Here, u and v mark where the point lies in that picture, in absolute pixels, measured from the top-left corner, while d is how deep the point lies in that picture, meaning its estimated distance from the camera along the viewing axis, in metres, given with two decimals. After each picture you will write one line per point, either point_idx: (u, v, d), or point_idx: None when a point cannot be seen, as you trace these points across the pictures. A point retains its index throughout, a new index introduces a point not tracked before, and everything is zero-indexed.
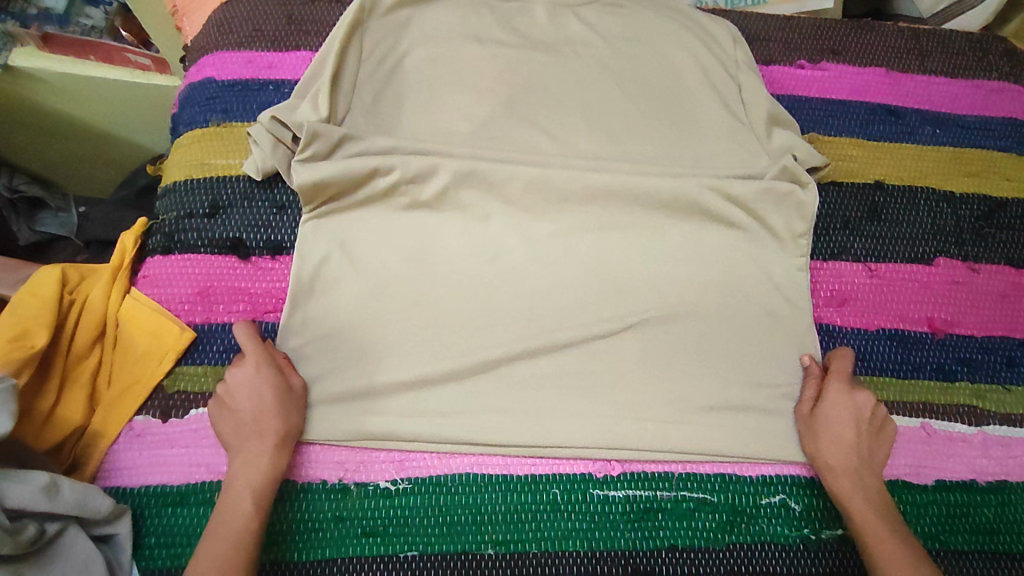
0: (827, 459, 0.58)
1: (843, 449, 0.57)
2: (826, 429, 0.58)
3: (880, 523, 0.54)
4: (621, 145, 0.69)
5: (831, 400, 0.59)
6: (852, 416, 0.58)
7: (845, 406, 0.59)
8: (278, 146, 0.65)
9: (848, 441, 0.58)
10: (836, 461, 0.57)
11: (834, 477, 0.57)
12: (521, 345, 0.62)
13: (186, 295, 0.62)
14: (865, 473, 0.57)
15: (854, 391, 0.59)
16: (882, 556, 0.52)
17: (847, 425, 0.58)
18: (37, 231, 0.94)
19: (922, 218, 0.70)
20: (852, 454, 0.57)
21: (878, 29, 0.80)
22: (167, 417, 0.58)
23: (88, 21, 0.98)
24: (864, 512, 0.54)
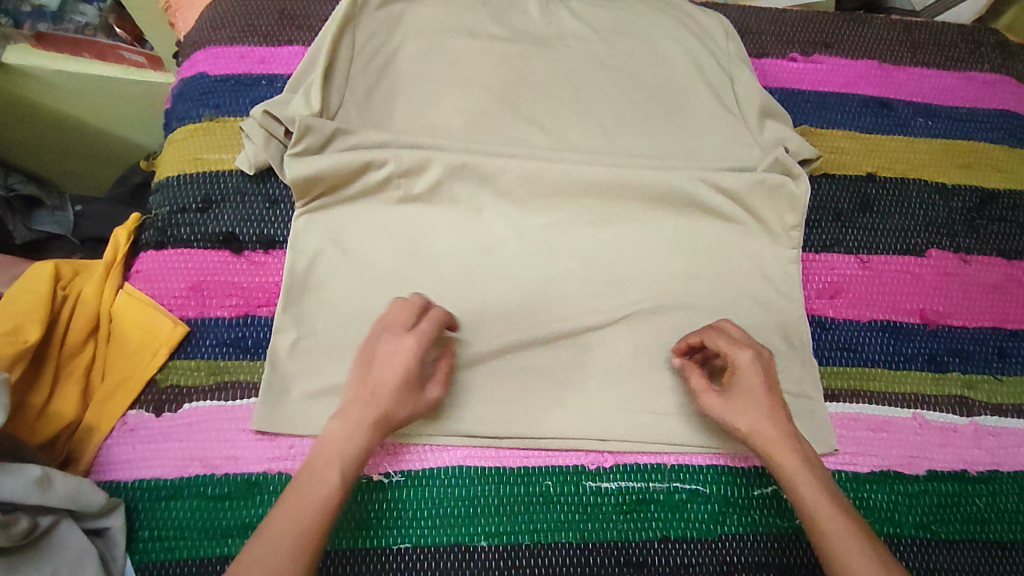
0: (757, 435, 0.52)
1: (768, 420, 0.52)
2: (742, 406, 0.53)
3: (825, 498, 0.48)
4: (614, 139, 0.70)
5: (740, 371, 0.54)
6: (764, 382, 0.53)
7: (754, 375, 0.54)
8: (271, 140, 0.65)
9: (774, 413, 0.52)
10: (767, 435, 0.52)
11: (770, 454, 0.51)
12: (514, 338, 0.62)
13: (179, 289, 0.62)
14: (800, 444, 0.51)
15: (760, 357, 0.55)
16: (833, 538, 0.47)
17: (763, 395, 0.53)
18: (32, 229, 0.92)
19: (914, 209, 0.71)
20: (782, 424, 0.52)
21: (870, 21, 0.80)
22: (161, 411, 0.58)
23: (82, 19, 0.96)
24: (809, 490, 0.49)
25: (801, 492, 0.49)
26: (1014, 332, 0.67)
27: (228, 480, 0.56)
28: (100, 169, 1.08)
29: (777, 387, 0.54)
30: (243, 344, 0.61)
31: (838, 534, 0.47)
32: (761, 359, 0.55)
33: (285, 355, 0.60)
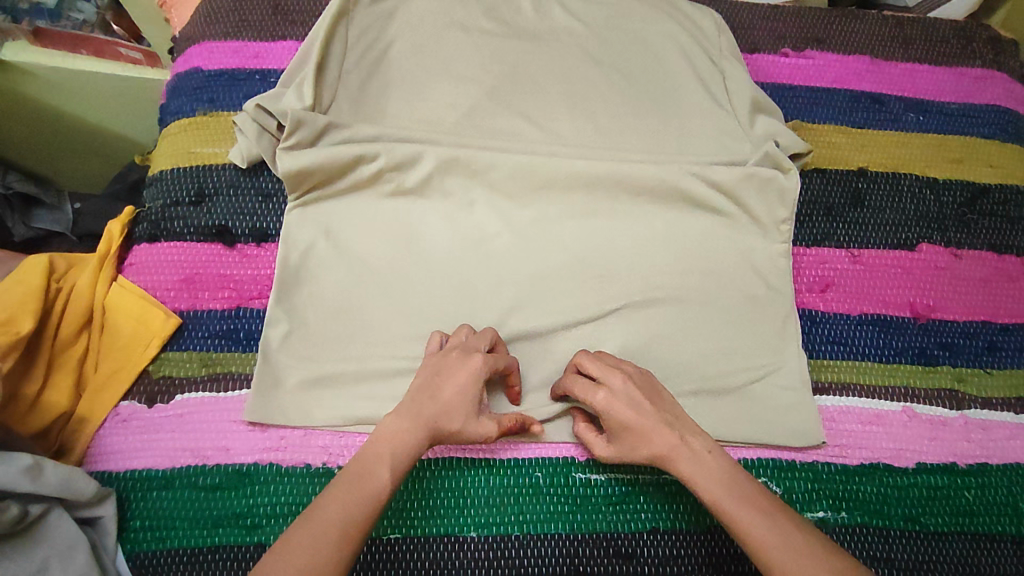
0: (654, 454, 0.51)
1: (652, 437, 0.51)
2: (633, 444, 0.52)
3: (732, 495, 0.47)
4: (606, 133, 0.70)
5: (610, 411, 0.53)
6: (633, 408, 0.52)
7: (620, 411, 0.52)
8: (264, 134, 0.66)
9: (654, 437, 0.51)
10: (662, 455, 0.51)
11: (673, 463, 0.50)
12: (506, 331, 0.62)
13: (172, 282, 0.63)
14: (693, 449, 0.50)
15: (617, 391, 0.53)
16: (757, 539, 0.45)
17: (635, 417, 0.52)
18: (30, 226, 0.93)
19: (905, 204, 0.71)
20: (670, 439, 0.51)
21: (862, 17, 0.80)
22: (153, 402, 0.59)
23: (80, 16, 0.97)
24: (718, 492, 0.48)
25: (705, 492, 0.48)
26: (1005, 326, 0.68)
27: (220, 471, 0.56)
28: (98, 165, 1.08)
29: (651, 406, 0.53)
30: (236, 336, 0.62)
31: (753, 529, 0.45)
32: (618, 390, 0.53)
33: (276, 347, 0.60)
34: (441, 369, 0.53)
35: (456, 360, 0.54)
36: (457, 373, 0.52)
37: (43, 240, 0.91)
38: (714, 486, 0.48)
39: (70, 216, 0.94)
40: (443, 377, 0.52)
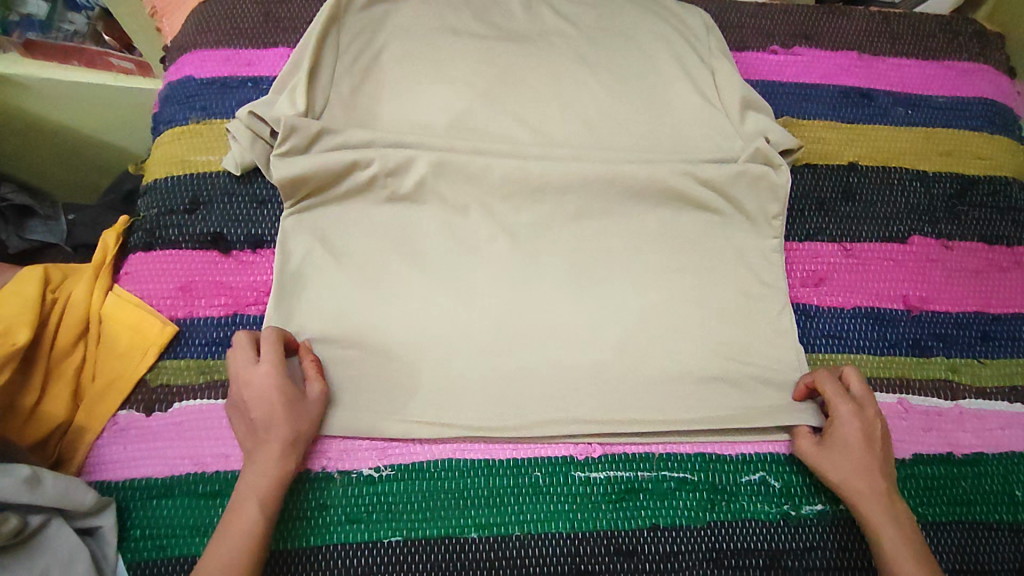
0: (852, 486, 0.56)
1: (866, 473, 0.56)
2: (842, 460, 0.57)
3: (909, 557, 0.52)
4: (598, 133, 0.70)
5: (847, 430, 0.57)
6: (862, 440, 0.57)
7: (851, 433, 0.57)
8: (257, 140, 0.66)
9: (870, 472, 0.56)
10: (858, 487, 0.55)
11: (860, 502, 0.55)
12: (503, 333, 0.63)
13: (168, 290, 0.63)
14: (888, 504, 0.55)
15: (862, 412, 0.58)
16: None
17: (864, 450, 0.56)
18: (25, 238, 0.93)
19: (896, 197, 0.71)
20: (875, 481, 0.55)
21: (849, 13, 0.81)
22: (152, 410, 0.59)
23: (70, 27, 0.98)
24: (898, 547, 0.53)
25: (884, 546, 0.53)
26: (997, 316, 0.68)
27: (219, 478, 0.56)
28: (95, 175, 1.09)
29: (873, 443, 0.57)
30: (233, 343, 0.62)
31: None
32: (864, 419, 0.57)
33: None
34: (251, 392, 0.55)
35: (244, 375, 0.55)
36: (262, 384, 0.54)
37: (38, 251, 0.91)
38: (899, 546, 0.53)
39: (64, 227, 0.94)
40: (250, 397, 0.54)
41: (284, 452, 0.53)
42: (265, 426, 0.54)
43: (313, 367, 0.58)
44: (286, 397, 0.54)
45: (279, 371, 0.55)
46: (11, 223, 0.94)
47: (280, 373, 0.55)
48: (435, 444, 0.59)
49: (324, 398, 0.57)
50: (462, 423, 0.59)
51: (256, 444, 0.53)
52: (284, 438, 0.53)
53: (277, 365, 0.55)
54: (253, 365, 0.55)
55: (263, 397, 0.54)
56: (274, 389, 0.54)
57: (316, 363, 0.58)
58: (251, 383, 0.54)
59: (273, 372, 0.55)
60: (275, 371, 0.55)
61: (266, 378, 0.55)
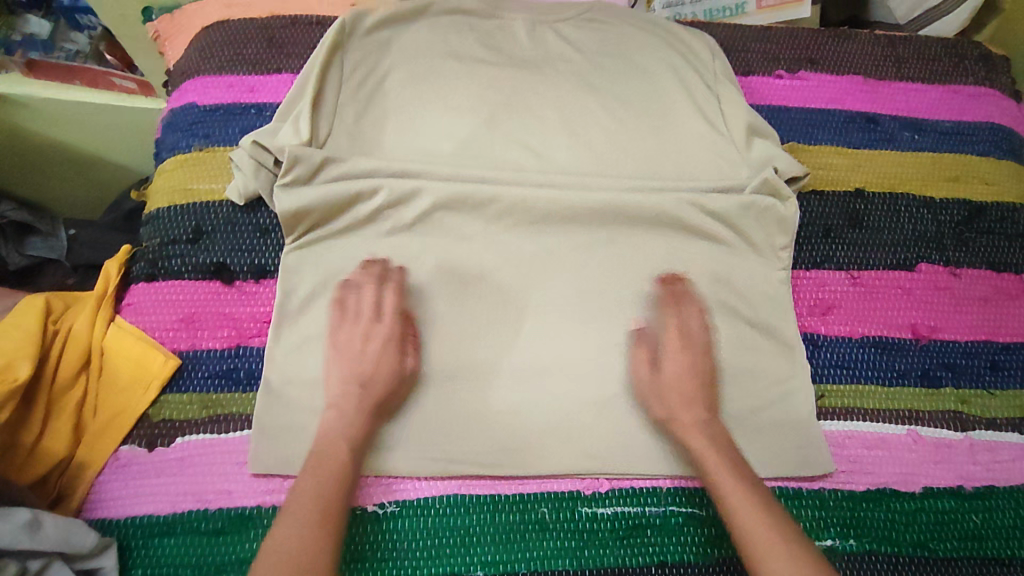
0: (672, 414, 0.58)
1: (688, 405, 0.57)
2: (682, 381, 0.58)
3: (733, 477, 0.52)
4: (603, 160, 0.70)
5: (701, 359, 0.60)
6: (687, 371, 0.59)
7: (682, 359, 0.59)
8: (261, 169, 0.65)
9: (687, 404, 0.57)
10: (677, 417, 0.57)
11: (685, 437, 0.56)
12: (508, 363, 0.62)
13: (171, 321, 0.62)
14: (709, 432, 0.56)
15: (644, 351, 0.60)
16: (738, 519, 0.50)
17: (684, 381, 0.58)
18: (25, 254, 0.92)
19: (903, 223, 0.71)
20: (698, 414, 0.57)
21: (855, 36, 0.80)
22: (153, 445, 0.58)
23: (72, 46, 1.01)
24: (718, 469, 0.53)
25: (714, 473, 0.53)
26: (1006, 345, 0.67)
27: (221, 515, 0.56)
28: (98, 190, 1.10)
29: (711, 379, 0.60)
30: (236, 376, 0.61)
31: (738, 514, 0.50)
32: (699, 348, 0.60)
33: (277, 388, 0.60)
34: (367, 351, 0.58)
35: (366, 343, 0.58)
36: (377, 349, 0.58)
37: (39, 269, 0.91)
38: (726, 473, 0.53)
39: (65, 244, 0.94)
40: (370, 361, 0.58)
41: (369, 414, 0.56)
42: (367, 389, 0.57)
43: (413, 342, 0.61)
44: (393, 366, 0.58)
45: (390, 340, 0.59)
46: (11, 241, 0.93)
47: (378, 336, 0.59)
48: (441, 477, 0.59)
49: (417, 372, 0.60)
50: (466, 458, 0.59)
51: (341, 409, 0.56)
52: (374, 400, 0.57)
53: (389, 335, 0.59)
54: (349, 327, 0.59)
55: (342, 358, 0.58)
56: (378, 357, 0.58)
57: (415, 337, 0.61)
58: (344, 347, 0.58)
59: (385, 339, 0.59)
60: (386, 340, 0.59)
61: (381, 345, 0.58)
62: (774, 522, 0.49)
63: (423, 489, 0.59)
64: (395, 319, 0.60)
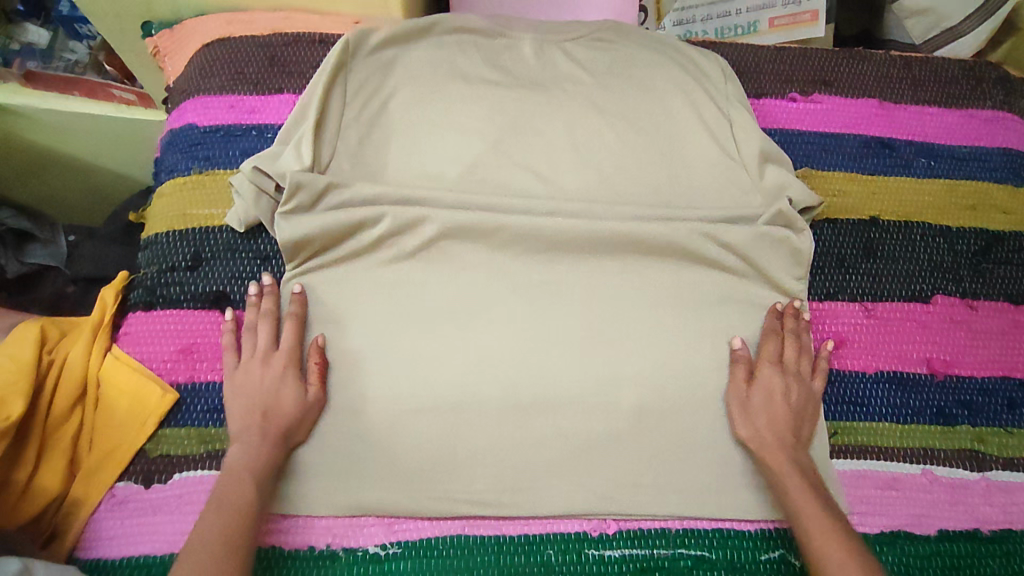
0: (759, 433, 0.59)
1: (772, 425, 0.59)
2: (756, 403, 0.60)
3: (812, 498, 0.54)
4: (611, 185, 0.68)
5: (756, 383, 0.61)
6: (779, 392, 0.60)
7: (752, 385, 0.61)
8: (262, 196, 0.64)
9: (755, 412, 0.59)
10: (763, 437, 0.59)
11: (765, 455, 0.58)
12: (513, 397, 0.61)
13: (169, 352, 0.61)
14: (792, 452, 0.58)
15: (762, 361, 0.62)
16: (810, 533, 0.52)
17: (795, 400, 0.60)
18: (24, 263, 0.92)
19: (919, 254, 0.69)
20: (782, 434, 0.59)
21: (871, 58, 0.78)
22: (150, 482, 0.57)
23: (71, 56, 0.99)
24: (800, 489, 0.55)
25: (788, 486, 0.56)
26: None
27: None
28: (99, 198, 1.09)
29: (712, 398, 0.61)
30: None
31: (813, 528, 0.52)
32: (794, 377, 0.62)
33: None
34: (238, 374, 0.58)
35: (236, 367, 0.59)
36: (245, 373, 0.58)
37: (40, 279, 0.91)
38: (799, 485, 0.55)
39: (64, 250, 0.93)
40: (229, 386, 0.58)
41: (273, 446, 0.55)
42: (257, 413, 0.56)
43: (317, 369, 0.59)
44: (272, 392, 0.57)
45: (288, 363, 0.59)
46: (11, 247, 0.93)
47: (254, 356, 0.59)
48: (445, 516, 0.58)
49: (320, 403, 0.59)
50: (469, 496, 0.58)
51: (239, 435, 0.56)
52: (278, 428, 0.56)
53: (288, 361, 0.59)
54: (249, 357, 0.59)
55: (250, 387, 0.58)
56: (277, 383, 0.58)
57: (321, 365, 0.59)
58: (246, 374, 0.58)
59: (283, 365, 0.58)
60: (285, 364, 0.58)
61: (279, 369, 0.58)
62: (844, 543, 0.51)
63: (426, 530, 0.58)
64: (292, 344, 0.60)
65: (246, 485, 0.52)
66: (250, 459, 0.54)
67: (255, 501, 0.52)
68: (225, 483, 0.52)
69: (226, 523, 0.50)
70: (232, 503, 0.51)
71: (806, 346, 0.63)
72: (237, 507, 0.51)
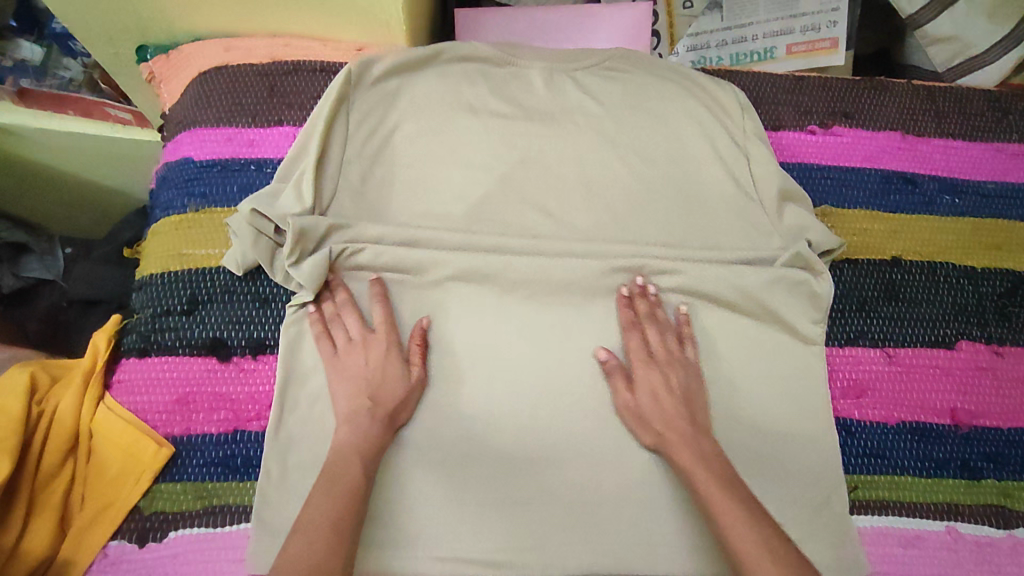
0: (662, 434, 0.56)
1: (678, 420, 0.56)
2: (641, 403, 0.58)
3: (721, 490, 0.51)
4: (624, 225, 0.66)
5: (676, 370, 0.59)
6: (660, 386, 0.58)
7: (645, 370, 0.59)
8: (261, 238, 0.61)
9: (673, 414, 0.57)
10: (665, 435, 0.56)
11: (675, 454, 0.55)
12: (523, 448, 0.58)
13: (164, 403, 0.58)
14: (695, 444, 0.55)
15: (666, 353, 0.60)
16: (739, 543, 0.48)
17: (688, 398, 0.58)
18: (20, 276, 0.91)
19: (943, 297, 0.67)
20: (672, 423, 0.56)
21: (892, 88, 0.75)
22: (145, 540, 0.55)
23: (66, 74, 0.95)
24: (707, 483, 0.52)
25: (695, 478, 0.53)
26: None
27: None
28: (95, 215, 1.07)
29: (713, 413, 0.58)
30: (232, 463, 0.57)
31: (737, 527, 0.49)
32: (668, 364, 0.59)
33: (276, 480, 0.56)
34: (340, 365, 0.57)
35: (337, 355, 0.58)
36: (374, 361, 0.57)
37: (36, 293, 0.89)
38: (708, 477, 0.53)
39: (61, 264, 0.94)
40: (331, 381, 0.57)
41: (383, 428, 0.55)
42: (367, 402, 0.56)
43: (418, 353, 0.59)
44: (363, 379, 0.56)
45: (390, 344, 0.58)
46: (4, 261, 0.92)
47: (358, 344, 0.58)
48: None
49: (421, 383, 0.58)
50: (478, 554, 0.56)
51: (351, 420, 0.55)
52: (386, 409, 0.56)
53: (391, 341, 0.58)
54: (353, 344, 0.58)
55: (352, 372, 0.57)
56: (381, 364, 0.57)
57: (422, 346, 0.59)
58: (346, 365, 0.57)
59: (386, 347, 0.58)
60: (388, 344, 0.58)
61: (382, 348, 0.57)
62: (762, 539, 0.48)
63: None
64: (388, 325, 0.59)
65: (354, 467, 0.53)
66: (361, 440, 0.54)
67: (362, 478, 0.52)
68: (339, 463, 0.53)
69: (340, 505, 0.50)
70: (344, 484, 0.51)
71: (673, 329, 0.61)
72: (351, 488, 0.51)
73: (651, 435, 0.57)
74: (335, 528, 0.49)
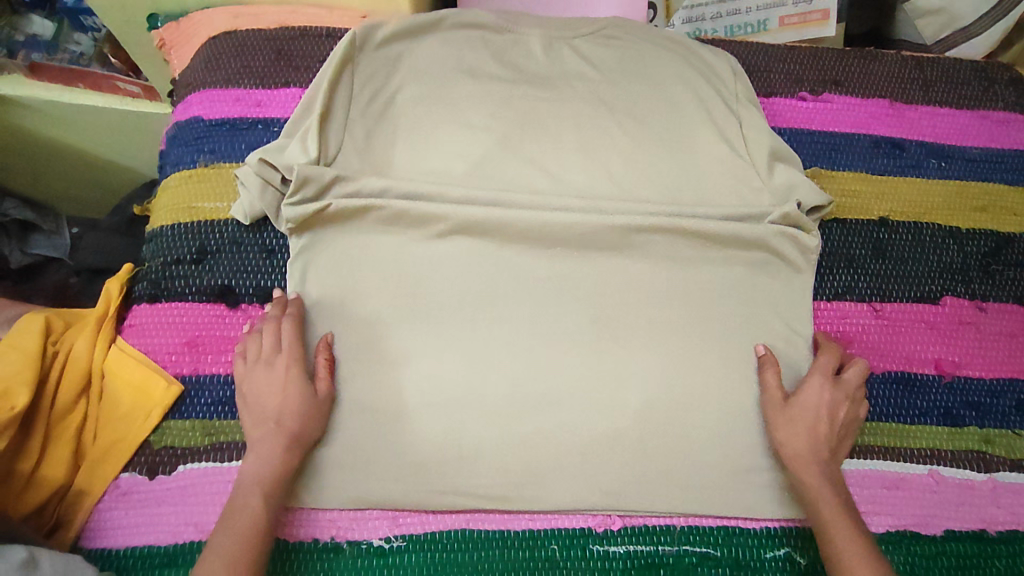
0: (799, 451, 0.58)
1: (812, 443, 0.58)
2: (795, 422, 0.58)
3: (846, 521, 0.53)
4: (620, 183, 0.68)
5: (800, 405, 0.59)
6: (821, 410, 0.59)
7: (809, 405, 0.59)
8: (268, 188, 0.63)
9: (815, 435, 0.58)
10: (801, 453, 0.57)
11: (798, 469, 0.57)
12: (520, 394, 0.60)
13: (173, 345, 0.60)
14: (826, 469, 0.57)
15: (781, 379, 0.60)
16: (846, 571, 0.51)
17: (814, 420, 0.59)
18: (28, 253, 0.95)
19: (928, 255, 0.69)
20: (817, 450, 0.58)
21: (881, 57, 0.77)
22: (154, 473, 0.57)
23: (77, 48, 0.97)
24: (831, 509, 0.54)
25: (820, 505, 0.55)
26: None
27: None
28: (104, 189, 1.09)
29: (813, 431, 0.58)
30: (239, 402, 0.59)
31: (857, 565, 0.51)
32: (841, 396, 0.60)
33: None
34: (250, 383, 0.58)
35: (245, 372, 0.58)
36: (278, 381, 0.57)
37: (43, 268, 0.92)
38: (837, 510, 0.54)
39: (68, 242, 0.96)
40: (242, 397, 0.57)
41: (287, 447, 0.55)
42: (276, 420, 0.56)
43: (325, 364, 0.59)
44: (273, 391, 0.57)
45: (293, 363, 0.58)
46: (14, 238, 0.95)
47: (268, 360, 0.58)
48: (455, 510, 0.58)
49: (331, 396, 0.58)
50: (479, 491, 0.58)
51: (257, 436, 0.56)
52: (289, 431, 0.55)
53: (294, 359, 0.58)
54: (261, 363, 0.58)
55: (255, 394, 0.57)
56: (284, 386, 0.57)
57: (330, 361, 0.59)
58: (252, 386, 0.57)
59: (289, 364, 0.58)
60: (291, 364, 0.58)
61: (284, 371, 0.57)
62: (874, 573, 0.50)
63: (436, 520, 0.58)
64: (294, 345, 0.58)
65: (252, 506, 0.52)
66: (262, 467, 0.54)
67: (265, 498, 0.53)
68: (235, 497, 0.53)
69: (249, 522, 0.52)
70: (262, 470, 0.53)
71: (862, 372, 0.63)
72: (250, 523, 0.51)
73: (786, 446, 0.58)
74: (238, 557, 0.49)
